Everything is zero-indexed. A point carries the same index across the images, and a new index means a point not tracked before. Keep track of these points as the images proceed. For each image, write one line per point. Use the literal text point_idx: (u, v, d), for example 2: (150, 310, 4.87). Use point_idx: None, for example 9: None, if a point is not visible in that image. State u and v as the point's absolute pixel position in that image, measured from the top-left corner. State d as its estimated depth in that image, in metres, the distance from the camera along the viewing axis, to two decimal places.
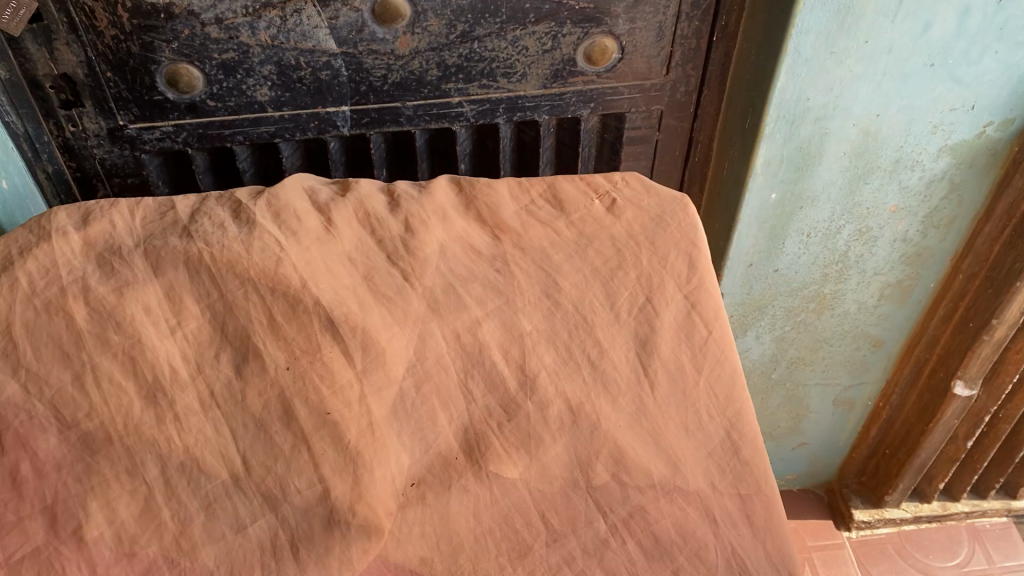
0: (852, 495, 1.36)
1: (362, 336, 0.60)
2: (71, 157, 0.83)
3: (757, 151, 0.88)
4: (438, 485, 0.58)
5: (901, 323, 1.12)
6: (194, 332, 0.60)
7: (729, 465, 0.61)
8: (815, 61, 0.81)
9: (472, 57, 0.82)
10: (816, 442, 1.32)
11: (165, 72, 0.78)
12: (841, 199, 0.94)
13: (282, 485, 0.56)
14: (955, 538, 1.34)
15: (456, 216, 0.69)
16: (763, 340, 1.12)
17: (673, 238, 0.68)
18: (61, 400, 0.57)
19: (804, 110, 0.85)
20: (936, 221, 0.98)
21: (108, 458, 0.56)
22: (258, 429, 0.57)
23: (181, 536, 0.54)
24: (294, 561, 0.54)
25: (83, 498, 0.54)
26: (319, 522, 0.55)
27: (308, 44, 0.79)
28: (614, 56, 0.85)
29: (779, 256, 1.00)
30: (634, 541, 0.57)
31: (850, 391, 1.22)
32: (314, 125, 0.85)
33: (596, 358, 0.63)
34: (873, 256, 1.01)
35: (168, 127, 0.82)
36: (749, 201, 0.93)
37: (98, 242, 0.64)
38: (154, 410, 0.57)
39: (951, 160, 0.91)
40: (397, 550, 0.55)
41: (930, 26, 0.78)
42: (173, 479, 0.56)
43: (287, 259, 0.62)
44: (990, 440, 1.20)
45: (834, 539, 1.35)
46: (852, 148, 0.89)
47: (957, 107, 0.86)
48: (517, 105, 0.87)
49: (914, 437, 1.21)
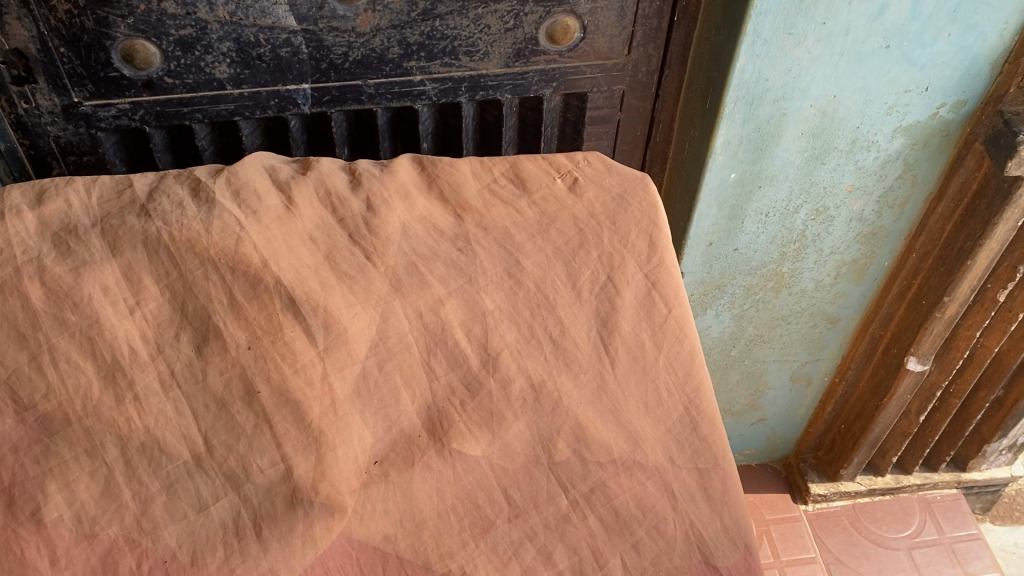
0: (808, 470, 1.39)
1: (324, 316, 0.60)
2: (24, 135, 0.81)
3: (717, 131, 0.89)
4: (401, 463, 0.58)
5: (856, 301, 1.15)
6: (153, 312, 0.59)
7: (688, 440, 0.62)
8: (774, 41, 0.82)
9: (434, 35, 0.82)
10: (774, 418, 1.34)
11: (121, 48, 0.77)
12: (799, 179, 0.95)
13: (244, 464, 0.56)
14: (907, 510, 1.38)
15: (418, 194, 0.69)
16: (723, 318, 1.13)
17: (634, 217, 0.69)
18: (18, 381, 0.56)
19: (763, 90, 0.86)
20: (891, 201, 1.00)
21: (67, 440, 0.55)
22: (220, 409, 0.57)
23: (142, 517, 0.54)
24: (256, 540, 0.54)
25: (42, 479, 0.54)
26: (281, 501, 0.55)
27: (268, 20, 0.78)
28: (576, 35, 0.85)
29: (738, 235, 1.02)
30: (594, 515, 0.58)
31: (807, 368, 1.25)
32: (275, 103, 0.84)
33: (557, 337, 0.64)
34: (830, 235, 1.03)
35: (125, 105, 0.80)
36: (709, 181, 0.94)
37: (53, 221, 0.63)
38: (114, 391, 0.57)
39: (906, 140, 0.93)
40: (360, 527, 0.56)
41: (885, 8, 0.80)
42: (134, 459, 0.56)
43: (247, 238, 0.62)
44: (941, 414, 1.23)
45: (791, 513, 1.38)
46: (810, 129, 0.90)
47: (912, 89, 0.88)
48: (479, 83, 0.87)
49: (869, 413, 1.24)
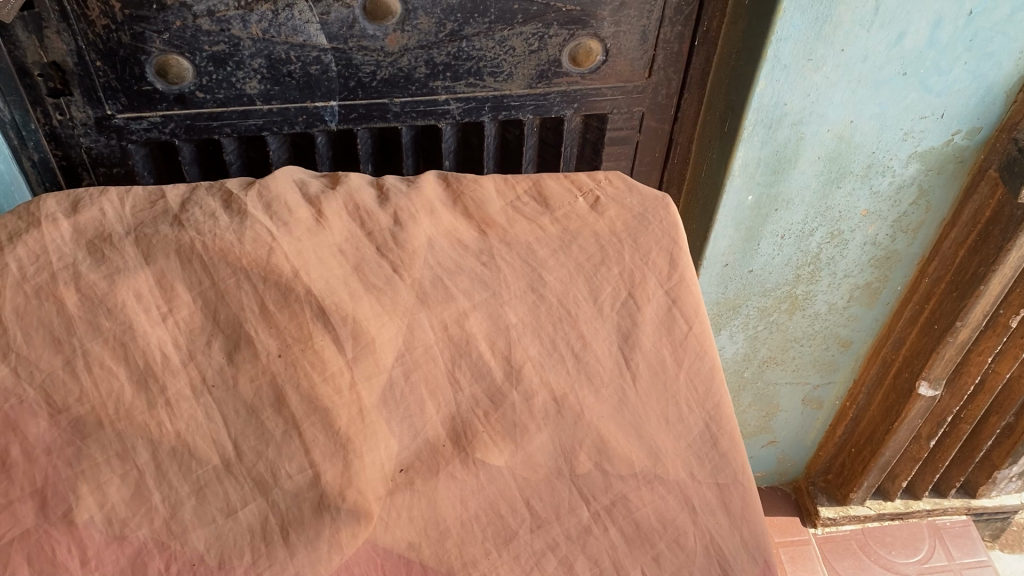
0: (818, 493, 1.39)
1: (352, 325, 0.61)
2: (58, 146, 0.83)
3: (735, 153, 0.90)
4: (426, 471, 0.59)
5: (869, 325, 1.15)
6: (186, 319, 0.61)
7: (708, 455, 0.63)
8: (793, 67, 0.83)
9: (460, 55, 0.84)
10: (786, 441, 1.35)
11: (155, 63, 0.78)
12: (815, 202, 0.97)
13: (273, 470, 0.57)
14: (916, 535, 1.38)
15: (444, 210, 0.70)
16: (737, 339, 1.14)
17: (655, 236, 0.70)
18: (52, 385, 0.57)
19: (782, 114, 0.87)
20: (905, 225, 1.01)
21: (99, 443, 0.56)
22: (250, 415, 0.58)
23: (171, 520, 0.55)
24: (283, 546, 0.55)
25: (74, 481, 0.55)
26: (308, 507, 0.56)
27: (299, 38, 0.80)
28: (599, 58, 0.86)
29: (753, 256, 1.03)
30: (616, 527, 0.59)
31: (818, 391, 1.26)
32: (303, 120, 0.86)
33: (580, 351, 0.65)
34: (844, 258, 1.04)
35: (156, 118, 0.82)
36: (726, 202, 0.95)
37: (87, 229, 0.64)
38: (146, 396, 0.58)
39: (921, 166, 0.94)
40: (385, 534, 0.57)
41: (903, 36, 0.81)
42: (164, 463, 0.57)
43: (278, 248, 0.63)
44: (952, 439, 1.24)
45: (800, 536, 1.38)
46: (826, 152, 0.91)
47: (928, 115, 0.89)
48: (503, 103, 0.89)
49: (879, 437, 1.24)
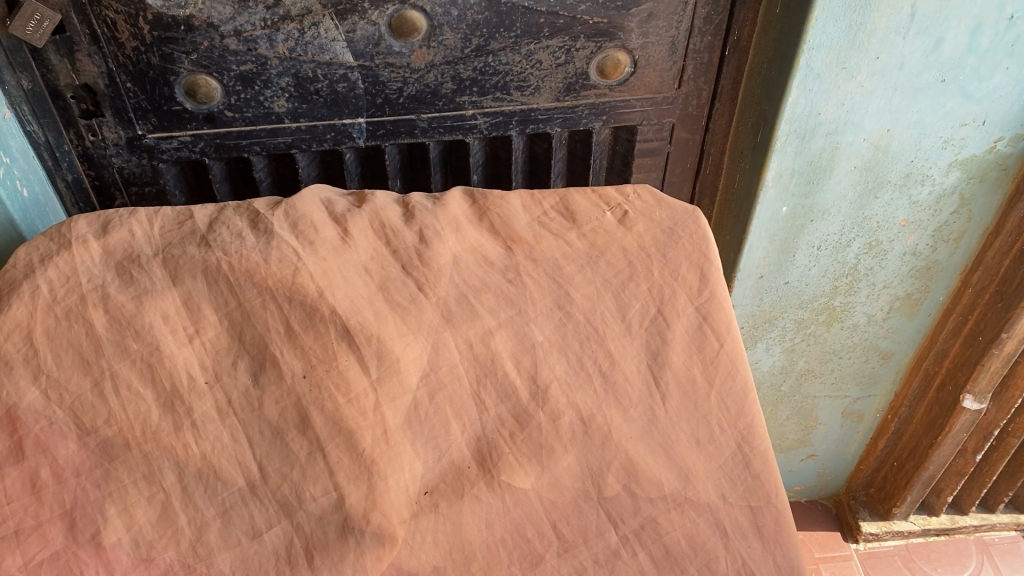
0: (860, 507, 1.36)
1: (377, 345, 0.61)
2: (91, 166, 0.84)
3: (769, 164, 0.88)
4: (451, 494, 0.59)
5: (910, 336, 1.12)
6: (212, 340, 0.61)
7: (740, 477, 0.61)
8: (827, 76, 0.81)
9: (486, 70, 0.83)
10: (825, 454, 1.32)
11: (184, 83, 0.79)
12: (852, 212, 0.94)
13: (298, 492, 0.57)
14: (963, 552, 1.34)
15: (469, 227, 0.70)
16: (773, 352, 1.12)
17: (685, 251, 0.69)
18: (81, 407, 0.58)
19: (816, 124, 0.85)
20: (946, 235, 0.99)
21: (127, 465, 0.57)
22: (275, 437, 0.58)
23: (197, 543, 0.55)
24: (308, 569, 0.55)
25: (101, 503, 0.56)
26: (333, 530, 0.56)
27: (326, 56, 0.80)
28: (627, 70, 0.85)
29: (789, 268, 1.00)
30: (644, 552, 0.58)
31: (858, 404, 1.23)
32: (330, 137, 0.86)
33: (607, 370, 0.64)
34: (883, 269, 1.02)
35: (186, 137, 0.83)
36: (759, 214, 0.93)
37: (117, 251, 0.65)
38: (172, 417, 0.58)
39: (962, 174, 0.92)
40: (410, 558, 0.56)
41: (941, 42, 0.79)
42: (190, 485, 0.57)
43: (304, 268, 0.63)
44: (1000, 453, 1.20)
45: (841, 551, 1.35)
46: (863, 162, 0.89)
47: (968, 122, 0.86)
48: (530, 117, 0.88)
49: (923, 450, 1.21)
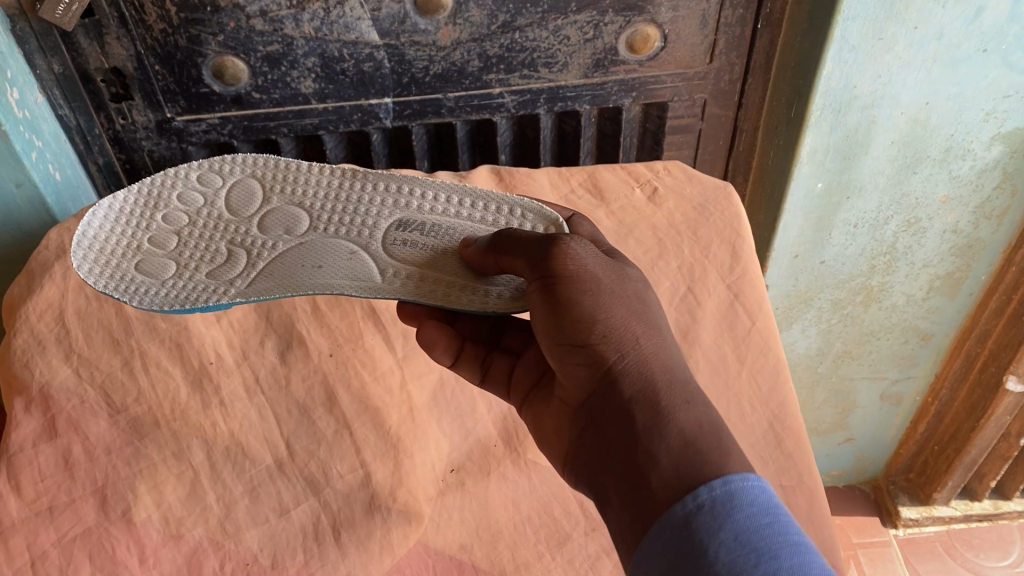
0: (900, 492, 1.35)
1: (400, 325, 0.74)
2: (121, 150, 0.85)
3: (803, 140, 0.87)
4: (477, 472, 0.69)
5: (951, 317, 1.09)
6: (239, 320, 0.73)
7: (771, 456, 0.64)
8: (862, 48, 0.79)
9: (513, 47, 0.82)
10: (864, 438, 1.30)
11: (211, 65, 0.79)
12: (889, 189, 0.92)
13: (325, 470, 0.67)
14: (1006, 538, 1.32)
15: None
16: (809, 332, 1.11)
17: (718, 227, 0.74)
18: (111, 385, 0.67)
19: (852, 97, 0.83)
20: (989, 212, 0.95)
21: (156, 441, 0.66)
22: (303, 415, 0.69)
23: (225, 519, 0.63)
24: (336, 546, 0.63)
25: (132, 480, 0.63)
26: (360, 506, 0.65)
27: (351, 35, 0.79)
28: (658, 44, 0.84)
29: (825, 247, 0.99)
30: None
31: (898, 387, 1.20)
32: (358, 117, 0.86)
33: None
34: (922, 248, 0.99)
35: (214, 119, 0.83)
36: (794, 190, 0.91)
37: None
38: (201, 396, 0.68)
39: (1005, 149, 0.87)
40: (437, 536, 0.65)
41: (982, 9, 0.75)
42: (218, 463, 0.66)
43: None
44: None
45: (881, 537, 1.34)
46: (900, 137, 0.87)
47: (1011, 94, 0.82)
48: (558, 95, 0.87)
49: (966, 433, 1.19)
